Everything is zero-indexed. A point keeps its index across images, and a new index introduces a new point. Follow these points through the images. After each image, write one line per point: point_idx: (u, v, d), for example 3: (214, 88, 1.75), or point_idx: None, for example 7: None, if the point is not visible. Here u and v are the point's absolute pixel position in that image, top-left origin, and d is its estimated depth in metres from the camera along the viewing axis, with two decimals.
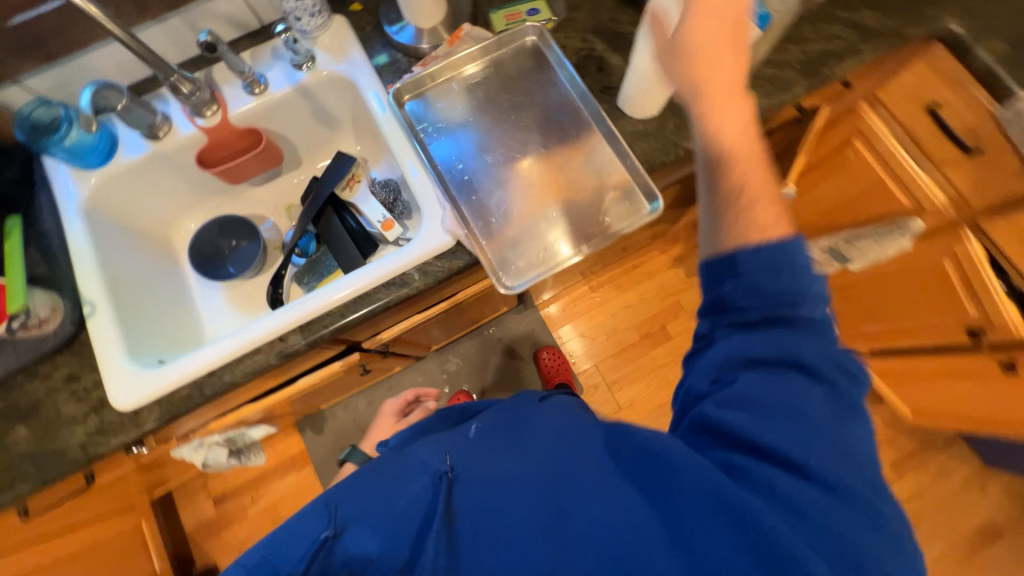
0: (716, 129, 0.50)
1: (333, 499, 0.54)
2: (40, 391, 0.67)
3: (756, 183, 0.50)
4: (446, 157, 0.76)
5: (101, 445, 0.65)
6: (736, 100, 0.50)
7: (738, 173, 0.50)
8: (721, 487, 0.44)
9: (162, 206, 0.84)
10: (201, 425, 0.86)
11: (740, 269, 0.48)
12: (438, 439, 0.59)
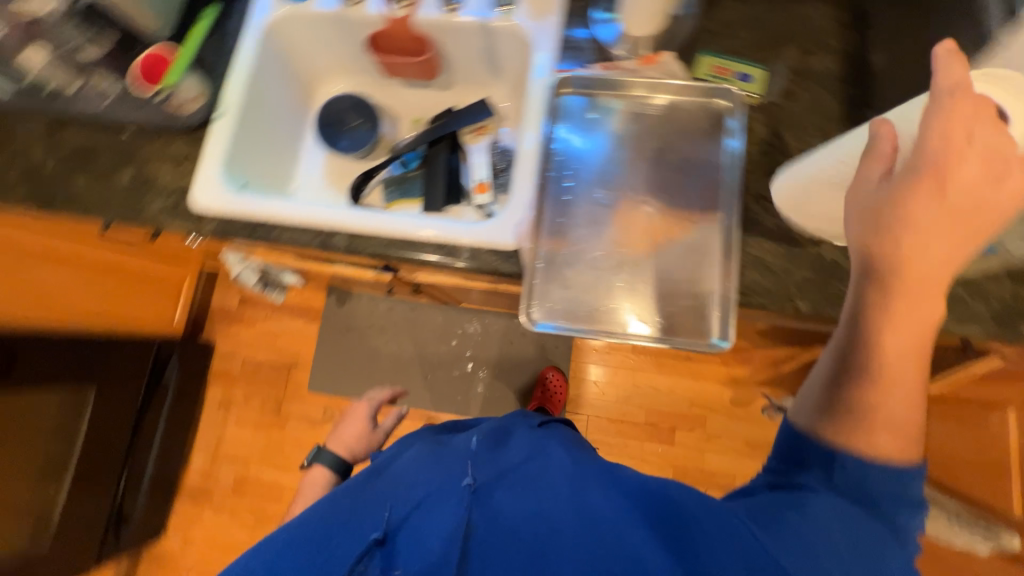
0: (896, 320, 0.45)
1: (376, 503, 0.57)
2: (152, 152, 0.78)
3: (898, 369, 0.46)
4: (562, 167, 0.72)
5: (167, 221, 0.76)
6: (925, 309, 0.45)
7: (882, 356, 0.46)
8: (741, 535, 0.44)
9: (324, 60, 0.91)
10: (248, 248, 0.96)
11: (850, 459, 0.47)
12: (443, 457, 0.63)
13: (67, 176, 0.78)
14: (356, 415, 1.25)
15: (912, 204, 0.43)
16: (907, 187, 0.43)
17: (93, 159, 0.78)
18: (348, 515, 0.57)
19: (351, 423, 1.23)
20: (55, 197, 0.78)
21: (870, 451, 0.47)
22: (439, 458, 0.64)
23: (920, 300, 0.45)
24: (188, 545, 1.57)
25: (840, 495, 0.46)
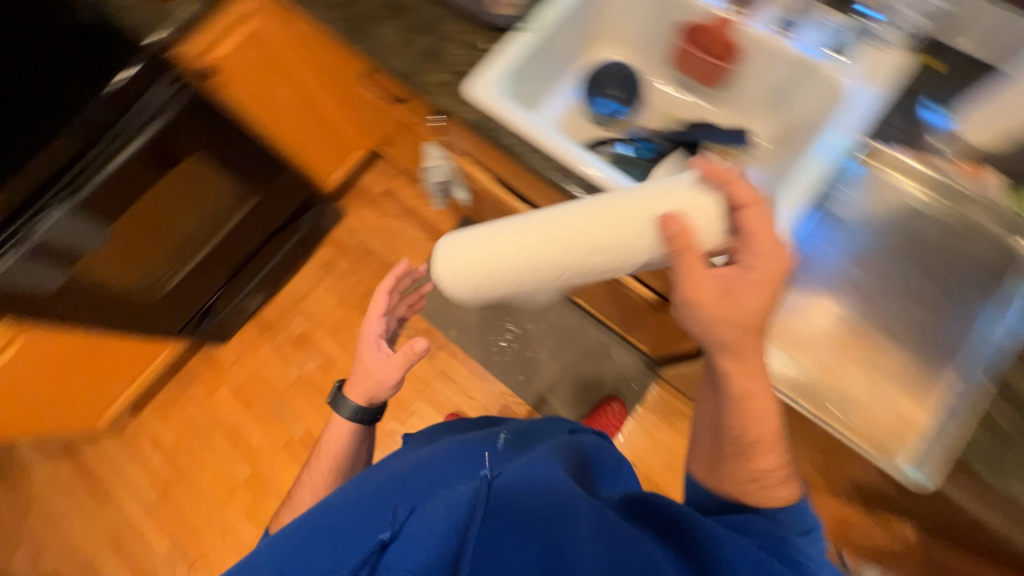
0: (750, 405, 0.66)
1: (375, 503, 0.67)
2: (453, 32, 0.84)
3: (773, 469, 0.66)
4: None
5: (437, 93, 0.82)
6: (772, 397, 0.67)
7: (758, 458, 0.66)
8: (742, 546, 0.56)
9: (619, 27, 0.94)
10: (459, 150, 1.02)
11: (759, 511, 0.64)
12: (457, 466, 0.76)
13: (378, 18, 0.87)
14: (362, 361, 0.90)
15: (741, 294, 0.63)
16: (706, 279, 0.64)
17: (403, 14, 0.87)
18: (366, 505, 0.68)
19: (359, 368, 0.90)
20: (360, 31, 0.87)
21: (770, 499, 0.65)
22: (456, 463, 0.77)
23: (762, 394, 0.66)
24: (237, 363, 1.71)
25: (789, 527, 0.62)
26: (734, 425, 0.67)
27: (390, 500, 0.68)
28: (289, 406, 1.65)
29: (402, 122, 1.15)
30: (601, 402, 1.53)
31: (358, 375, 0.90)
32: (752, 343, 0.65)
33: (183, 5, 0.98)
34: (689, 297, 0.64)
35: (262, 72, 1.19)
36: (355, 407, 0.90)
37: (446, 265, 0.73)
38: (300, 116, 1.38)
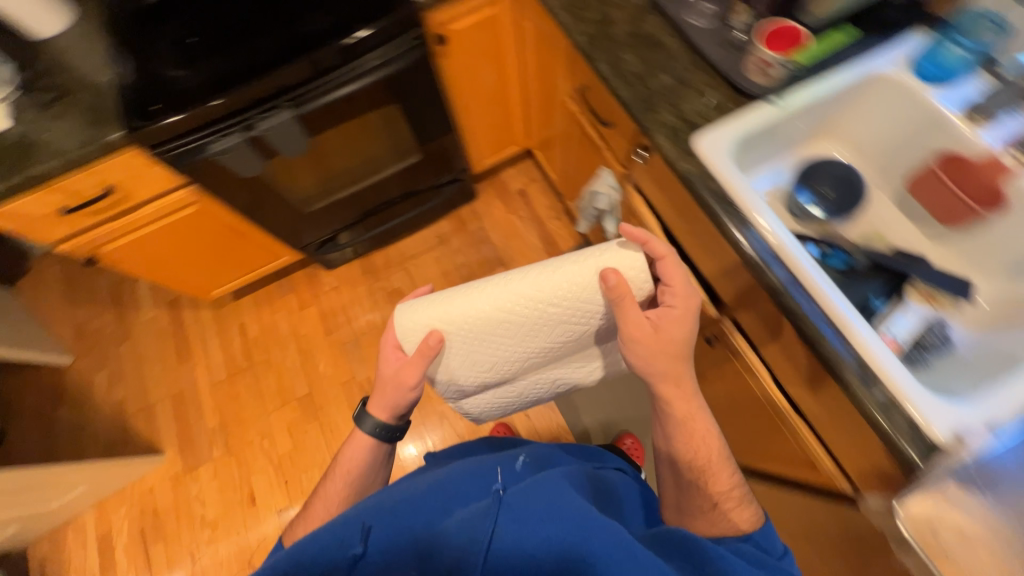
0: (690, 437, 0.77)
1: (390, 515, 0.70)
2: (695, 82, 0.84)
3: (726, 486, 0.76)
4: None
5: (661, 134, 0.81)
6: (705, 416, 0.78)
7: (712, 482, 0.76)
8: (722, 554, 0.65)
9: (860, 130, 0.89)
10: (639, 190, 1.02)
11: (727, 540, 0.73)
12: (475, 467, 0.77)
13: (626, 47, 0.89)
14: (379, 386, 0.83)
15: (668, 330, 0.73)
16: (636, 319, 0.72)
17: (650, 49, 0.88)
18: (380, 511, 0.69)
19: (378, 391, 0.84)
20: (605, 53, 0.89)
21: (731, 528, 0.74)
22: (475, 466, 0.78)
23: (694, 418, 0.77)
24: (332, 292, 1.81)
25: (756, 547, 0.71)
26: (684, 460, 0.77)
27: (405, 507, 0.70)
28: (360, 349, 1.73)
29: (586, 142, 1.17)
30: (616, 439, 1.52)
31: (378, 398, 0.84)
32: (677, 366, 0.76)
33: None
34: (627, 333, 0.73)
35: (479, 55, 1.26)
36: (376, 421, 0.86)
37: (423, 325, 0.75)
38: (486, 101, 1.45)
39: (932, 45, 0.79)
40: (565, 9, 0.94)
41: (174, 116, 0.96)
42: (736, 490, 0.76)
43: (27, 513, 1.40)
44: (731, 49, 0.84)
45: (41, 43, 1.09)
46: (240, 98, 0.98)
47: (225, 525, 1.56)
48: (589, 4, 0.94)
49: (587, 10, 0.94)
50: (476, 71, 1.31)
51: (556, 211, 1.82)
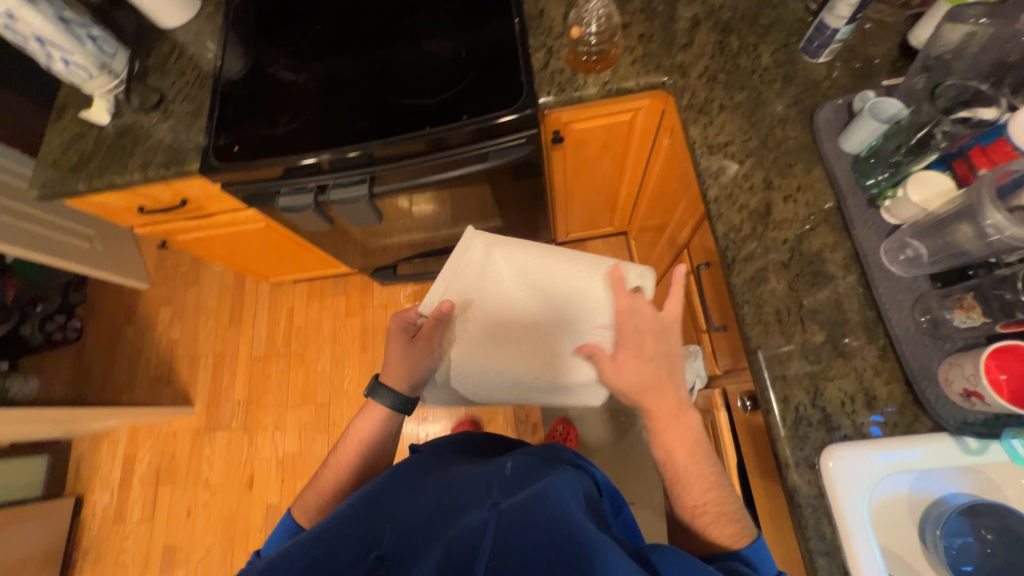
0: (666, 436, 0.66)
1: (380, 516, 0.58)
2: (857, 357, 0.61)
3: (711, 502, 0.62)
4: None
5: (782, 418, 0.60)
6: (683, 424, 0.66)
7: (687, 496, 0.63)
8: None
9: None
10: (730, 413, 0.81)
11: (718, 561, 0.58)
12: (478, 474, 0.66)
13: (780, 265, 0.67)
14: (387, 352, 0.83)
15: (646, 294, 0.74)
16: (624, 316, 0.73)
17: (810, 279, 0.65)
18: (367, 520, 0.57)
19: (393, 356, 0.82)
20: (749, 262, 0.68)
21: (715, 538, 0.60)
22: (477, 472, 0.67)
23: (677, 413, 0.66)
24: (381, 308, 1.77)
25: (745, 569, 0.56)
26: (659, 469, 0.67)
27: (397, 513, 0.58)
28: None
29: (689, 306, 0.96)
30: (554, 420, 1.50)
31: (392, 363, 0.81)
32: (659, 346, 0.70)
33: (588, 84, 0.83)
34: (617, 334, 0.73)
35: (599, 154, 1.06)
36: (394, 391, 0.79)
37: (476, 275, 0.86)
38: (595, 189, 1.25)
39: None
40: (716, 179, 0.73)
41: (312, 157, 0.88)
42: (719, 504, 0.62)
43: (73, 424, 1.56)
44: (924, 328, 0.60)
45: (167, 36, 1.07)
46: (320, 159, 0.89)
47: (222, 495, 1.65)
48: (751, 181, 0.72)
49: (743, 190, 0.71)
50: (591, 167, 1.11)
51: None
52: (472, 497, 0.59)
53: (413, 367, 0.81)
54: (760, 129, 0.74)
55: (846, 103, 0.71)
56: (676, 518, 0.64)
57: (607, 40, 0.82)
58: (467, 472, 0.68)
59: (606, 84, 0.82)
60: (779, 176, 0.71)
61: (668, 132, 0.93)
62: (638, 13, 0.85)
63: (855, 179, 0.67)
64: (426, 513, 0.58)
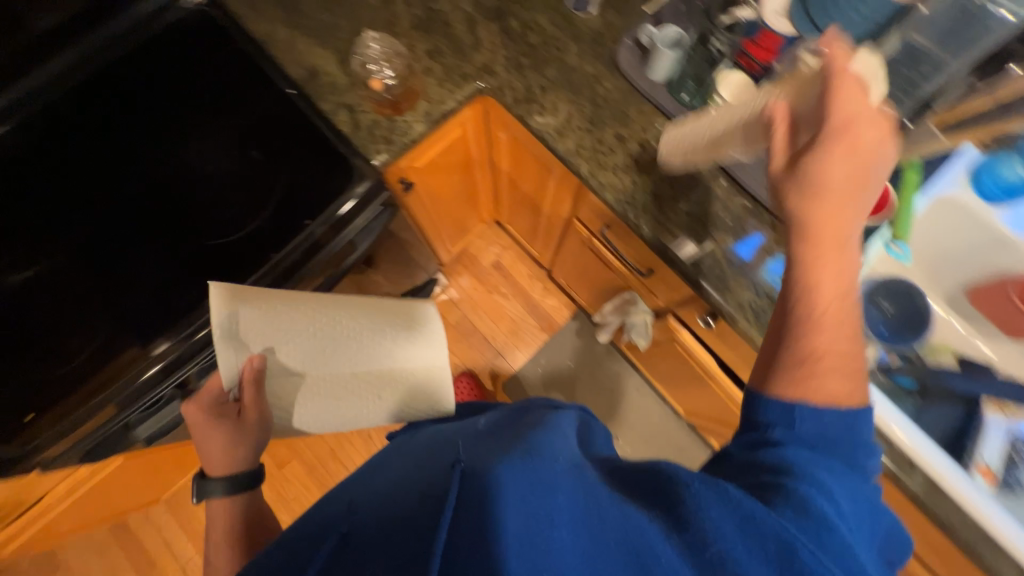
0: (821, 274, 0.45)
1: (341, 502, 0.48)
2: (763, 240, 0.72)
3: (836, 351, 0.44)
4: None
5: (745, 319, 0.69)
6: (851, 265, 0.46)
7: (815, 332, 0.45)
8: (748, 499, 0.36)
9: (917, 239, 0.83)
10: (693, 330, 0.90)
11: (806, 412, 0.42)
12: (448, 437, 0.55)
13: (669, 201, 0.74)
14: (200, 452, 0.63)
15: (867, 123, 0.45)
16: (845, 163, 0.44)
17: (695, 200, 0.74)
18: (320, 512, 0.47)
19: (209, 450, 0.62)
20: (646, 212, 0.73)
21: (821, 394, 0.43)
22: (448, 435, 0.56)
23: (837, 244, 0.45)
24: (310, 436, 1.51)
25: (807, 445, 0.41)
26: (789, 295, 0.46)
27: (359, 492, 0.49)
28: (349, 457, 1.40)
29: (605, 263, 1.02)
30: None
31: (206, 450, 0.62)
32: (861, 190, 0.45)
33: (412, 124, 0.77)
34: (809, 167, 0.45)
35: (449, 175, 1.02)
36: (224, 476, 0.62)
37: (256, 328, 0.59)
38: (458, 205, 1.22)
39: (997, 157, 0.74)
40: (579, 155, 0.75)
41: (156, 364, 0.68)
42: (847, 355, 0.44)
43: None
44: None
45: None
46: (167, 358, 0.69)
47: None
48: (606, 143, 0.76)
49: (605, 153, 0.75)
50: (449, 188, 1.07)
51: (539, 276, 1.61)
52: (434, 461, 0.49)
53: (217, 440, 0.61)
54: (585, 94, 0.78)
55: (634, 40, 0.78)
56: (775, 360, 0.46)
57: (406, 76, 0.77)
58: (438, 434, 0.58)
59: (429, 116, 0.77)
60: (624, 127, 0.76)
61: (500, 128, 0.91)
62: (414, 33, 0.81)
63: (677, 100, 0.75)
64: (391, 488, 0.47)
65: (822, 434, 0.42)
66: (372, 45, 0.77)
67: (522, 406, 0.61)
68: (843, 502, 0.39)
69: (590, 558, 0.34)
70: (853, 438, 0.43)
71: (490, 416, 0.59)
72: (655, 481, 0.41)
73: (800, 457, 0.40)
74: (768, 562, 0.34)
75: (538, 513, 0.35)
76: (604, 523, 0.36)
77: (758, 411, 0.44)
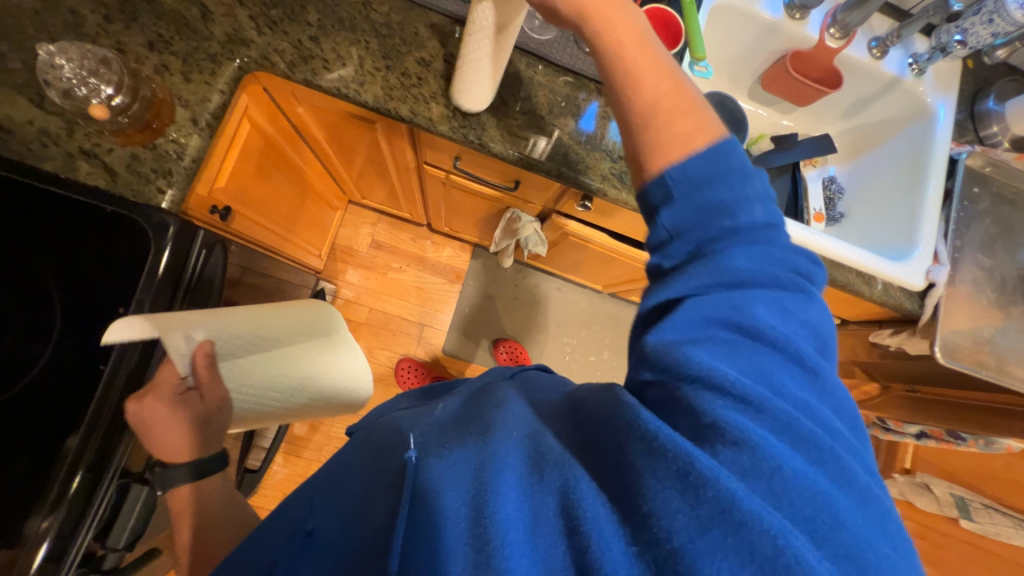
0: (616, 53, 0.46)
1: (310, 506, 0.48)
2: (597, 108, 0.74)
3: (671, 99, 0.45)
4: (964, 222, 0.86)
5: (615, 188, 0.73)
6: (625, 12, 0.46)
7: (643, 94, 0.46)
8: (654, 424, 0.34)
9: (712, 51, 0.91)
10: (576, 215, 0.93)
11: (672, 174, 0.44)
12: (410, 420, 0.52)
13: (501, 111, 0.71)
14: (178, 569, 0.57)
15: None
16: None
17: (523, 95, 0.72)
18: (270, 522, 0.47)
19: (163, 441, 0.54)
20: (486, 131, 0.70)
21: (674, 144, 0.44)
22: (411, 417, 0.53)
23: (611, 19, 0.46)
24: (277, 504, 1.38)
25: (702, 260, 0.42)
26: (608, 76, 0.48)
27: (323, 498, 0.48)
28: None
29: (474, 194, 0.99)
30: (492, 345, 1.52)
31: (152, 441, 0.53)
32: None
33: (184, 137, 0.62)
34: None
35: (264, 176, 0.86)
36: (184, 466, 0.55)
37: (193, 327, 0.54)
38: (297, 206, 1.07)
39: None
40: (392, 99, 0.68)
41: (42, 544, 0.52)
42: (681, 96, 0.46)
43: None
44: None
45: None
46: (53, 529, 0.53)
47: None
48: (413, 73, 0.69)
49: (415, 84, 0.69)
50: (274, 193, 0.93)
51: (424, 235, 1.54)
52: (386, 456, 0.46)
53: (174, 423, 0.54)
54: (361, 27, 0.68)
55: None
56: (636, 138, 0.47)
57: (133, 84, 0.58)
58: (396, 419, 0.55)
59: (198, 122, 0.63)
60: (422, 48, 0.69)
61: (290, 98, 0.77)
62: (114, 26, 0.63)
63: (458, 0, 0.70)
64: (354, 484, 0.47)
65: (699, 200, 0.43)
66: (59, 61, 0.53)
67: (483, 384, 0.56)
68: (748, 370, 0.37)
69: (529, 527, 0.34)
70: (723, 173, 0.43)
71: (454, 398, 0.55)
72: (592, 426, 0.39)
73: (684, 311, 0.39)
74: (681, 489, 0.31)
75: (475, 493, 0.36)
76: (543, 490, 0.36)
77: (649, 199, 0.46)
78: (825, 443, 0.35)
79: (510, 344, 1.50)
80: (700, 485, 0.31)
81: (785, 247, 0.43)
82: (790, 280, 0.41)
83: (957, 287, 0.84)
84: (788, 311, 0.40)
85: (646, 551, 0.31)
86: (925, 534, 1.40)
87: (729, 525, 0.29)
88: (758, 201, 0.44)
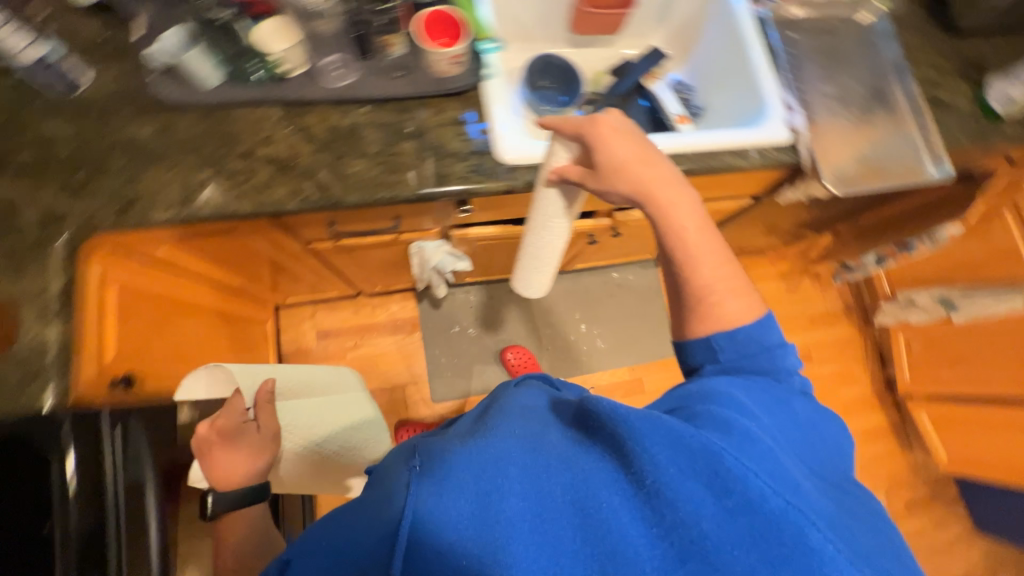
0: (671, 227, 0.58)
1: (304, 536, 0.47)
2: (426, 120, 0.75)
3: (720, 279, 0.57)
4: (795, 67, 0.91)
5: (476, 182, 0.74)
6: (689, 203, 0.58)
7: (696, 274, 0.57)
8: (677, 424, 0.38)
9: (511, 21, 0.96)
10: (467, 220, 0.93)
11: (721, 340, 0.54)
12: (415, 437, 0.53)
13: (338, 163, 0.71)
14: None
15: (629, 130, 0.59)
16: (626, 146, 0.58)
17: (351, 139, 0.72)
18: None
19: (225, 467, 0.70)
20: (333, 189, 0.70)
21: (723, 317, 0.55)
22: (418, 435, 0.54)
23: (669, 208, 0.58)
24: None
25: (723, 370, 0.54)
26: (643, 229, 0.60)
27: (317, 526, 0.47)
28: None
29: (373, 246, 0.99)
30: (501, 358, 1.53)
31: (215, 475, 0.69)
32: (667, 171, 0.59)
33: (41, 332, 0.60)
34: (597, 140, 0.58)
35: (165, 321, 0.84)
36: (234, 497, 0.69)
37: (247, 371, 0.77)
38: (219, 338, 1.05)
39: None
40: (230, 202, 0.67)
41: None
42: (729, 277, 0.57)
43: None
44: (405, 70, 0.75)
45: None
46: None
47: None
48: (240, 168, 0.69)
49: (246, 177, 0.68)
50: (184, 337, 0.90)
51: (365, 303, 1.52)
52: (389, 469, 0.46)
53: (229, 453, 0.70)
54: (173, 151, 0.68)
55: (159, 69, 0.69)
56: (683, 307, 0.58)
57: None
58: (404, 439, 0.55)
59: (48, 312, 0.61)
60: (239, 143, 0.70)
61: (147, 242, 0.75)
62: None
63: (251, 84, 0.70)
64: (353, 498, 0.47)
65: (751, 358, 0.54)
66: None
67: (490, 398, 0.59)
68: (763, 418, 0.45)
69: (536, 516, 0.36)
70: (767, 348, 0.55)
71: (462, 419, 0.57)
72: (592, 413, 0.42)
73: (725, 383, 0.49)
74: (699, 481, 0.36)
75: (483, 494, 0.37)
76: (554, 477, 0.38)
77: (693, 358, 0.57)
78: (837, 498, 0.42)
79: (521, 350, 1.52)
80: (726, 485, 0.35)
81: (817, 408, 0.54)
82: (803, 388, 0.55)
83: (819, 126, 0.88)
84: (801, 413, 0.50)
85: (658, 526, 0.35)
86: (930, 342, 1.43)
87: (741, 513, 0.35)
88: (795, 372, 0.56)
